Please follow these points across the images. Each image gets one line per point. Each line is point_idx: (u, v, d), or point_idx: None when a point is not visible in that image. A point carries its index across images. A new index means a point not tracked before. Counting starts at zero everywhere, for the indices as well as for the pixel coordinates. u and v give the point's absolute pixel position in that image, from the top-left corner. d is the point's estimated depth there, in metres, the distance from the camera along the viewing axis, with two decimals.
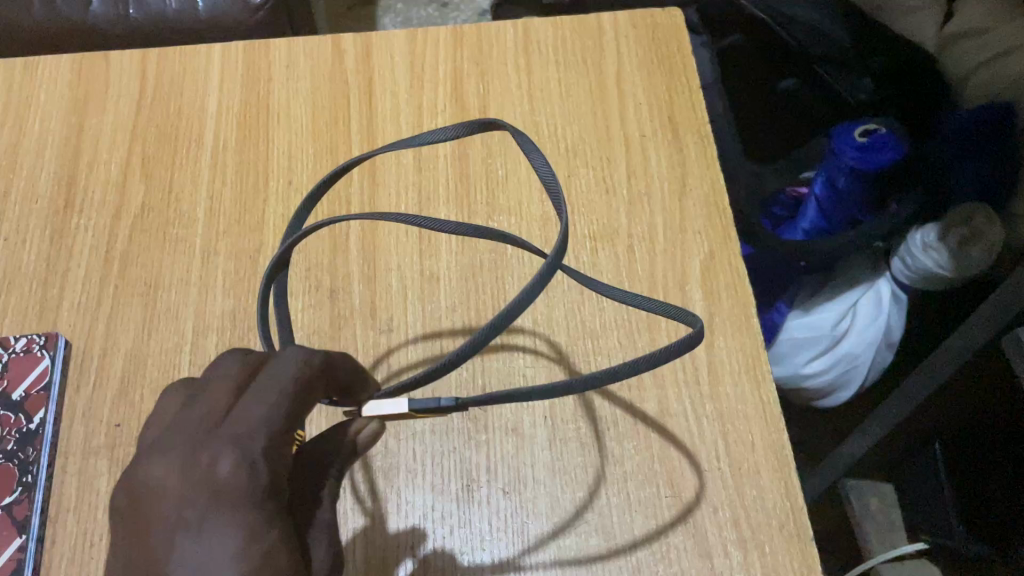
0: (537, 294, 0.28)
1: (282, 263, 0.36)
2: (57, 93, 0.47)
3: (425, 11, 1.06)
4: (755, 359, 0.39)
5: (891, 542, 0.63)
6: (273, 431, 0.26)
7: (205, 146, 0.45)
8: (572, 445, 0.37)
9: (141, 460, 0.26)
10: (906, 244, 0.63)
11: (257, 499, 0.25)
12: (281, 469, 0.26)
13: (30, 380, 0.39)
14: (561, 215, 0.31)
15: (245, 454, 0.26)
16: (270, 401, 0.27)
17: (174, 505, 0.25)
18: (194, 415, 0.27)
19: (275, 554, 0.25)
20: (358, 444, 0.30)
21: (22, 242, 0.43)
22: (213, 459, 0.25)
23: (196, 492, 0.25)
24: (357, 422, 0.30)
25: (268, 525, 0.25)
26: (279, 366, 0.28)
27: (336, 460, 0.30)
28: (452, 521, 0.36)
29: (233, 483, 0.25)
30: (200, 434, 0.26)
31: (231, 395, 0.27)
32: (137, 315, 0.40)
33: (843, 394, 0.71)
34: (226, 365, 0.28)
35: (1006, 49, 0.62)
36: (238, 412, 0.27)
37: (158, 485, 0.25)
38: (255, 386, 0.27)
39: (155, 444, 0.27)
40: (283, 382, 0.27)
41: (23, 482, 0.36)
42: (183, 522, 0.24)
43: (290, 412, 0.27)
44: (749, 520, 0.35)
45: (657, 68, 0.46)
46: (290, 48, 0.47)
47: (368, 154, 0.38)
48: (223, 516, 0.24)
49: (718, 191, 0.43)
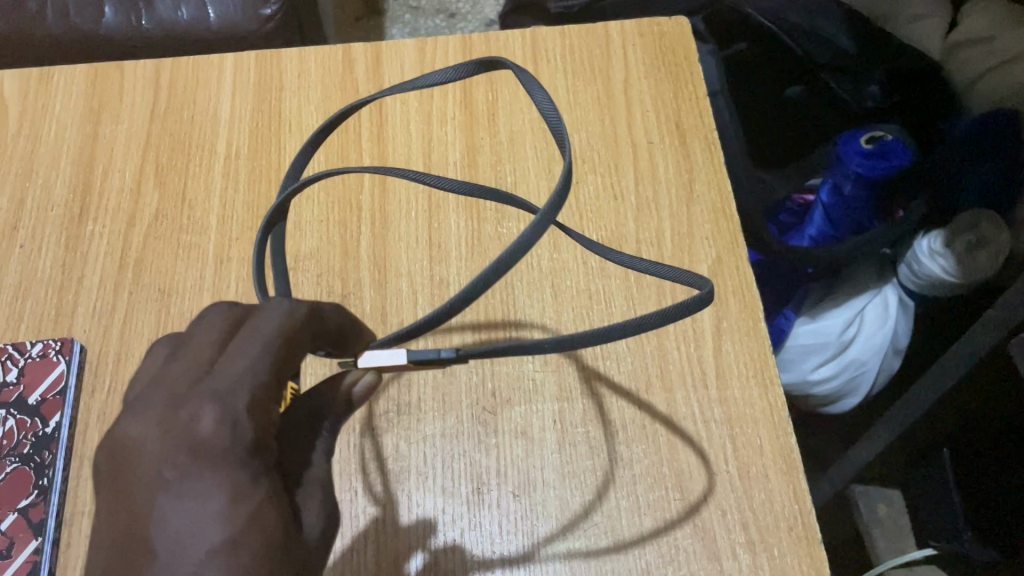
0: (534, 241, 0.27)
1: (281, 212, 0.37)
2: (73, 102, 0.48)
3: (432, 21, 1.07)
4: (762, 363, 0.39)
5: (900, 547, 0.63)
6: (256, 385, 0.27)
7: (218, 154, 0.45)
8: (581, 448, 0.37)
9: (122, 416, 0.27)
10: (913, 250, 0.64)
11: (241, 457, 0.26)
12: (266, 424, 0.27)
13: (46, 384, 0.39)
14: (566, 153, 0.30)
15: (227, 410, 0.26)
16: (253, 354, 0.27)
17: (155, 462, 0.25)
18: (178, 371, 0.27)
19: (260, 514, 0.25)
20: (352, 397, 0.30)
21: (37, 248, 0.44)
22: (193, 414, 0.26)
23: (176, 449, 0.25)
24: (353, 373, 0.31)
25: (254, 485, 0.26)
26: (263, 320, 0.28)
27: (330, 414, 0.30)
28: (463, 522, 0.36)
29: (214, 440, 0.25)
30: (181, 388, 0.27)
31: (216, 350, 0.28)
32: (151, 320, 0.41)
33: (850, 401, 0.71)
34: (211, 318, 0.29)
35: (1010, 57, 0.64)
36: (221, 366, 0.27)
37: (137, 442, 0.26)
38: (239, 340, 0.28)
39: (136, 400, 0.27)
40: (267, 334, 0.28)
41: (39, 485, 0.37)
42: (162, 481, 0.25)
43: (273, 365, 0.28)
44: (757, 523, 0.35)
45: (663, 75, 0.46)
46: (301, 56, 0.48)
47: (372, 95, 0.39)
48: (205, 475, 0.25)
49: (725, 197, 0.43)
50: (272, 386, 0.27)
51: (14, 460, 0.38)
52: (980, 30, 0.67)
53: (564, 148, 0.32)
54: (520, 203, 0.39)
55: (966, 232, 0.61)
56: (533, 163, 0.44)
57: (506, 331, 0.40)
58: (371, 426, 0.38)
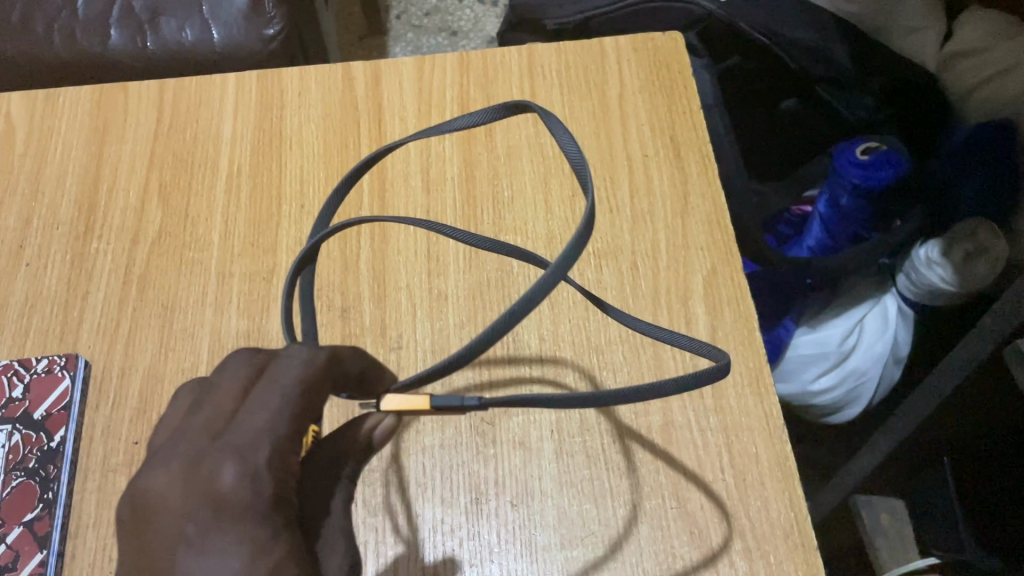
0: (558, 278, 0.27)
1: (309, 255, 0.37)
2: (78, 122, 0.48)
3: (434, 39, 1.08)
4: (758, 372, 0.39)
5: (905, 557, 0.64)
6: (276, 438, 0.27)
7: (220, 173, 0.46)
8: (578, 458, 0.38)
9: (144, 469, 0.27)
10: (911, 260, 0.64)
11: (263, 511, 0.26)
12: (285, 478, 0.27)
13: (51, 399, 0.40)
14: (591, 194, 0.31)
15: (247, 464, 0.26)
16: (274, 408, 0.28)
17: (177, 517, 0.26)
18: (198, 425, 0.28)
19: (281, 570, 0.26)
20: (372, 440, 0.31)
21: (44, 265, 0.44)
22: (214, 469, 0.26)
23: (197, 504, 0.26)
24: (372, 418, 0.32)
25: (274, 539, 0.26)
26: (283, 368, 0.29)
27: (350, 456, 0.31)
28: (462, 533, 0.36)
29: (235, 495, 0.26)
30: (204, 442, 0.27)
31: (237, 401, 0.28)
32: (154, 336, 0.42)
33: (851, 411, 0.71)
34: (235, 366, 0.29)
35: (1007, 66, 0.65)
36: (240, 420, 0.28)
37: (160, 494, 0.26)
38: (259, 391, 0.28)
39: (158, 453, 0.28)
40: (287, 385, 0.28)
41: (44, 499, 0.37)
42: (184, 536, 0.25)
43: (293, 417, 0.28)
44: (754, 531, 0.36)
45: (657, 90, 0.47)
46: (302, 75, 0.49)
47: (399, 139, 0.39)
48: (225, 531, 0.26)
49: (720, 209, 0.43)
50: (292, 439, 0.28)
51: (20, 474, 0.38)
52: (977, 39, 0.68)
53: (586, 188, 0.32)
54: (531, 258, 0.39)
55: (966, 239, 0.61)
56: (530, 178, 0.45)
57: (506, 367, 0.40)
58: None
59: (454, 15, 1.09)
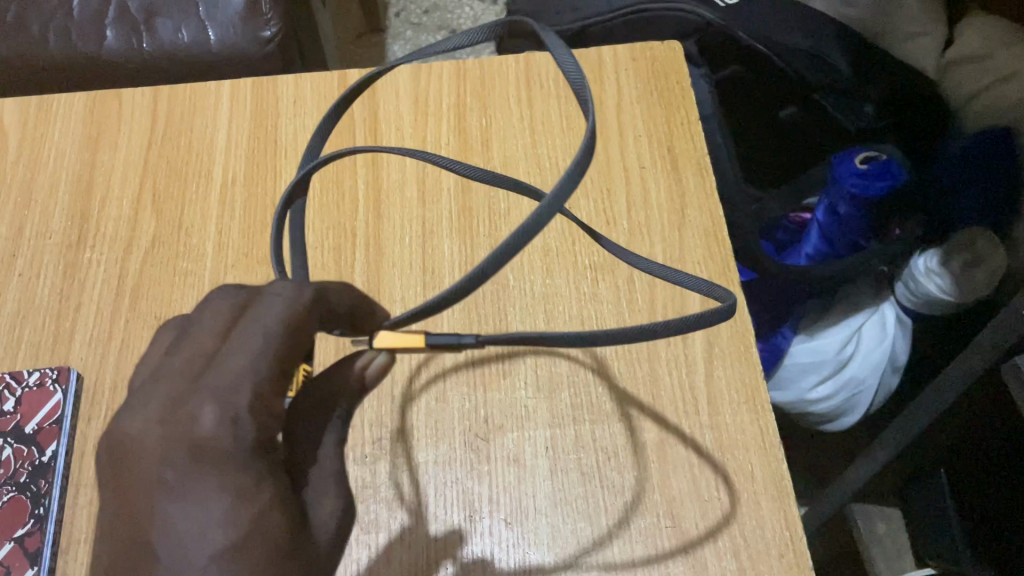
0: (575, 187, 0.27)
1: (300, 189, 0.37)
2: (71, 130, 0.48)
3: (433, 37, 1.07)
4: (755, 389, 0.39)
5: (899, 567, 0.63)
6: (258, 380, 0.26)
7: (214, 181, 0.46)
8: (573, 476, 0.37)
9: (121, 413, 0.27)
10: (908, 269, 0.64)
11: (243, 459, 0.26)
12: (269, 424, 0.27)
13: (42, 413, 0.39)
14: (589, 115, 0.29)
15: (226, 408, 0.26)
16: (254, 347, 0.27)
17: (156, 463, 0.26)
18: (180, 366, 0.27)
19: (263, 518, 0.26)
20: (366, 378, 0.31)
21: (36, 275, 0.44)
22: (192, 411, 0.26)
23: (176, 450, 0.26)
24: (365, 357, 0.31)
25: (258, 486, 0.26)
26: (266, 304, 0.28)
27: (344, 397, 0.31)
28: (455, 551, 0.36)
29: (215, 441, 0.25)
30: (183, 384, 0.27)
31: (219, 340, 0.27)
32: (147, 349, 0.41)
33: (849, 418, 0.71)
34: (217, 305, 0.28)
35: (1006, 74, 0.65)
36: (221, 361, 0.27)
37: (139, 439, 0.26)
38: (241, 329, 0.27)
39: (140, 392, 0.27)
40: (268, 323, 0.27)
41: (35, 514, 0.37)
42: (163, 482, 0.26)
43: (277, 356, 0.27)
44: (748, 550, 0.35)
45: (655, 101, 0.47)
46: (297, 83, 0.48)
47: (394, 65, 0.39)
48: (205, 479, 0.25)
49: (717, 223, 0.43)
50: (276, 379, 0.27)
51: (10, 488, 0.38)
52: (977, 47, 0.67)
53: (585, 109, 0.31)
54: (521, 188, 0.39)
55: (964, 249, 0.61)
56: (526, 189, 0.45)
57: (501, 364, 0.40)
58: (367, 453, 0.38)
59: (453, 13, 1.09)
